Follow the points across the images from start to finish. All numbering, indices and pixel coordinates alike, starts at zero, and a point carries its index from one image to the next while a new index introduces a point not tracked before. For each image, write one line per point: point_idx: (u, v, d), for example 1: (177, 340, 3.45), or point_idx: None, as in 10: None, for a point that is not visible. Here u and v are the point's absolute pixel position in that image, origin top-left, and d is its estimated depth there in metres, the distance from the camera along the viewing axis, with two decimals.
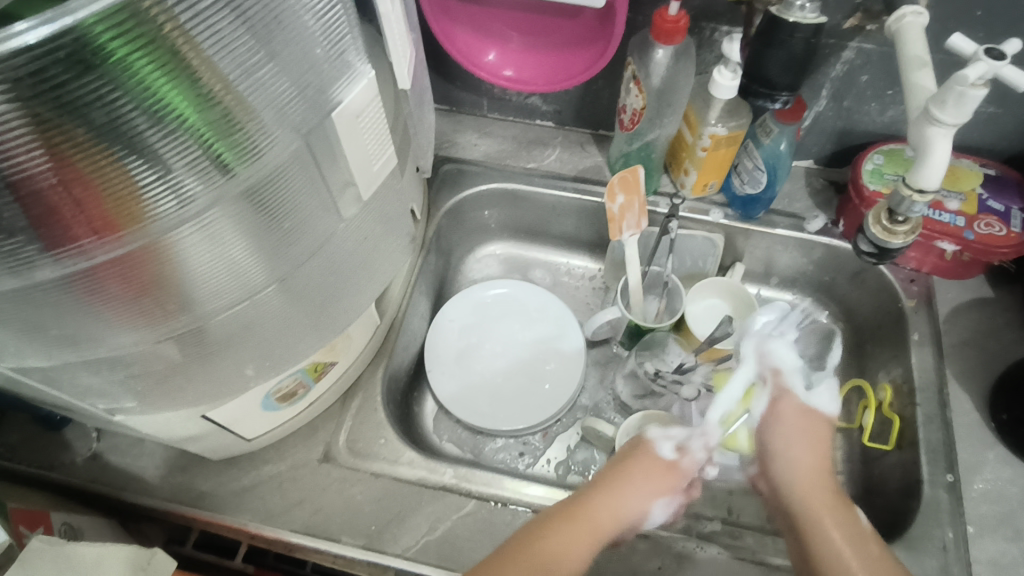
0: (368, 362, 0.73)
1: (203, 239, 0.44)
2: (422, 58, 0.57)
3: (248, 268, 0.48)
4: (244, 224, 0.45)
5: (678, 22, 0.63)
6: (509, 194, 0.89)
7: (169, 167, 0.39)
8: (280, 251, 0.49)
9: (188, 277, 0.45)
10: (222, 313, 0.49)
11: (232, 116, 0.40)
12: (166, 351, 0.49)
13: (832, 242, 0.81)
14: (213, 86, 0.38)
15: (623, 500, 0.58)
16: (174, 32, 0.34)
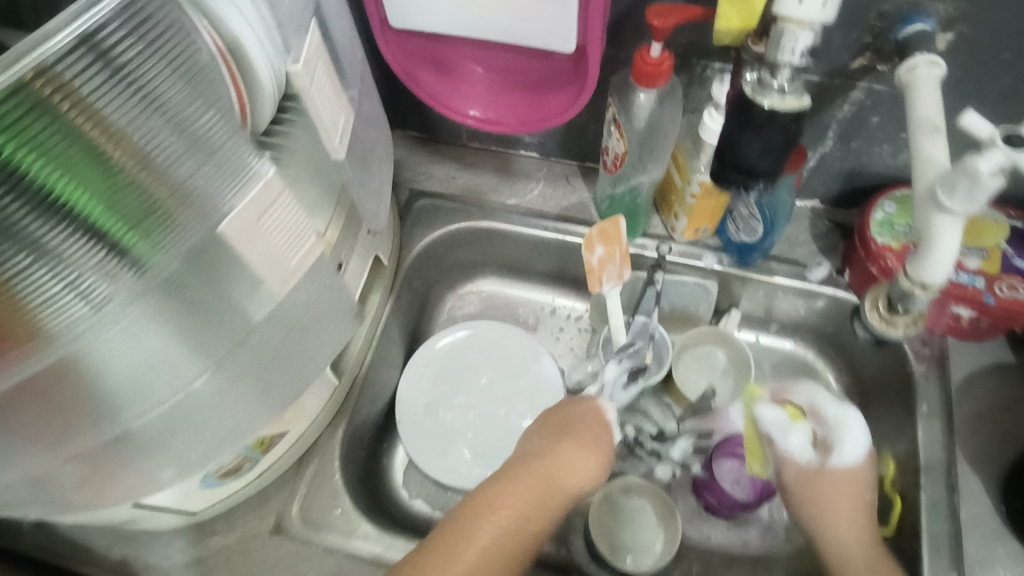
0: (327, 423, 0.69)
1: (122, 341, 0.38)
2: (365, 116, 0.51)
3: (175, 361, 0.43)
4: (168, 315, 0.40)
5: (660, 65, 0.57)
6: (489, 233, 0.83)
7: (72, 271, 0.33)
8: (209, 338, 0.44)
9: (107, 377, 0.40)
10: (149, 415, 0.45)
11: (153, 203, 0.34)
12: (84, 462, 0.45)
13: (836, 292, 0.74)
14: (124, 172, 0.32)
15: (576, 461, 0.58)
16: (74, 113, 0.29)
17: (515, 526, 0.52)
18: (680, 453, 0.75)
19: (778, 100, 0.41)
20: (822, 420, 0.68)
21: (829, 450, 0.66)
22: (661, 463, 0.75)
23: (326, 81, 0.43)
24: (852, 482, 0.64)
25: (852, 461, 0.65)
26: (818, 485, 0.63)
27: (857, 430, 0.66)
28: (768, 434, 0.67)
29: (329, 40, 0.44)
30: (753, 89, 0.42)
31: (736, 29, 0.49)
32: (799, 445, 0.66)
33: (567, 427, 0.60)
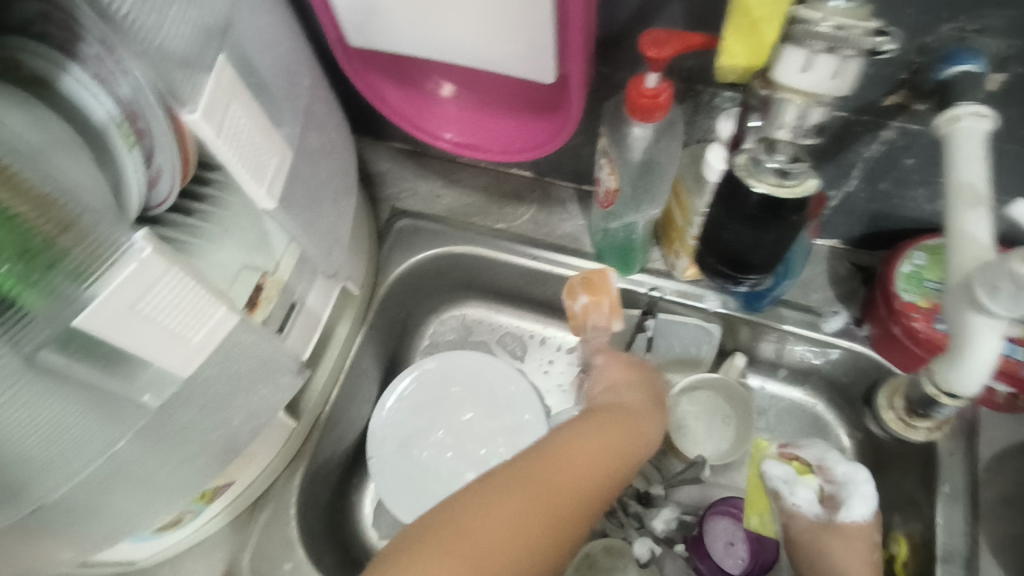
0: (285, 466, 0.64)
1: (15, 414, 0.30)
2: (309, 152, 0.45)
3: (88, 441, 0.34)
4: (70, 391, 0.32)
5: (657, 98, 0.49)
6: (475, 259, 0.77)
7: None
8: (127, 414, 0.35)
9: (3, 458, 0.31)
10: (70, 484, 0.36)
11: (41, 244, 0.28)
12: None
13: (852, 346, 0.66)
14: (2, 207, 0.27)
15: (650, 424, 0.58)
16: None
17: (584, 470, 0.51)
18: (663, 525, 0.68)
19: (774, 184, 0.39)
20: (830, 475, 0.63)
21: (837, 507, 0.62)
22: (641, 535, 0.67)
23: (248, 122, 0.37)
24: (862, 537, 0.60)
25: (860, 518, 0.61)
26: (819, 542, 0.61)
27: (868, 490, 0.61)
28: (773, 489, 0.64)
29: (254, 74, 0.38)
30: (745, 167, 0.40)
31: (742, 67, 0.42)
32: (805, 501, 0.63)
33: (636, 394, 0.61)
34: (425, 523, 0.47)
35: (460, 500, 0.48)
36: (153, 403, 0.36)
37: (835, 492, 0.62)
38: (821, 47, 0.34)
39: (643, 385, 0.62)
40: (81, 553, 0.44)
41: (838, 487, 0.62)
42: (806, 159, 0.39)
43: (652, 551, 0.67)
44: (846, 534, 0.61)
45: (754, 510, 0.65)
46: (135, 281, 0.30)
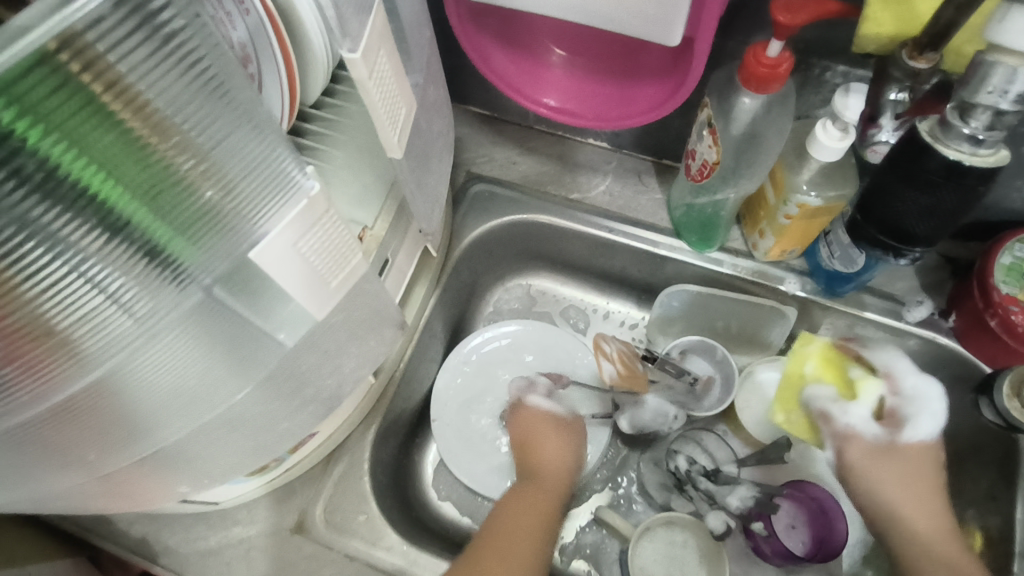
0: (359, 421, 0.65)
1: (163, 360, 0.32)
2: (427, 106, 0.44)
3: (215, 384, 0.36)
4: (211, 333, 0.33)
5: (777, 68, 0.48)
6: (547, 228, 0.76)
7: (108, 280, 0.27)
8: (251, 360, 0.36)
9: (144, 400, 0.33)
10: (189, 430, 0.37)
11: (206, 200, 0.28)
12: (111, 481, 0.39)
13: (935, 338, 0.65)
14: (171, 167, 0.27)
15: (554, 444, 0.69)
16: (113, 99, 0.24)
17: (524, 529, 0.60)
18: (738, 502, 0.66)
19: (966, 153, 0.42)
20: (897, 389, 0.60)
21: (899, 425, 0.60)
22: (715, 510, 0.66)
23: (392, 71, 0.36)
24: (922, 461, 0.59)
25: (927, 436, 0.59)
26: (878, 468, 0.59)
27: (937, 407, 0.59)
28: (822, 410, 0.61)
29: (396, 19, 0.37)
30: (933, 134, 0.43)
31: (886, 35, 0.41)
32: (860, 419, 0.60)
33: (545, 425, 0.71)
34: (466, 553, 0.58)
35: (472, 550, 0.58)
36: (288, 341, 0.37)
37: (898, 409, 0.60)
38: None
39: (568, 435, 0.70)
40: (187, 490, 0.45)
41: (903, 402, 0.60)
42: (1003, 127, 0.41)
43: (727, 525, 0.65)
44: (910, 456, 0.59)
45: (782, 406, 0.63)
46: (300, 218, 0.30)
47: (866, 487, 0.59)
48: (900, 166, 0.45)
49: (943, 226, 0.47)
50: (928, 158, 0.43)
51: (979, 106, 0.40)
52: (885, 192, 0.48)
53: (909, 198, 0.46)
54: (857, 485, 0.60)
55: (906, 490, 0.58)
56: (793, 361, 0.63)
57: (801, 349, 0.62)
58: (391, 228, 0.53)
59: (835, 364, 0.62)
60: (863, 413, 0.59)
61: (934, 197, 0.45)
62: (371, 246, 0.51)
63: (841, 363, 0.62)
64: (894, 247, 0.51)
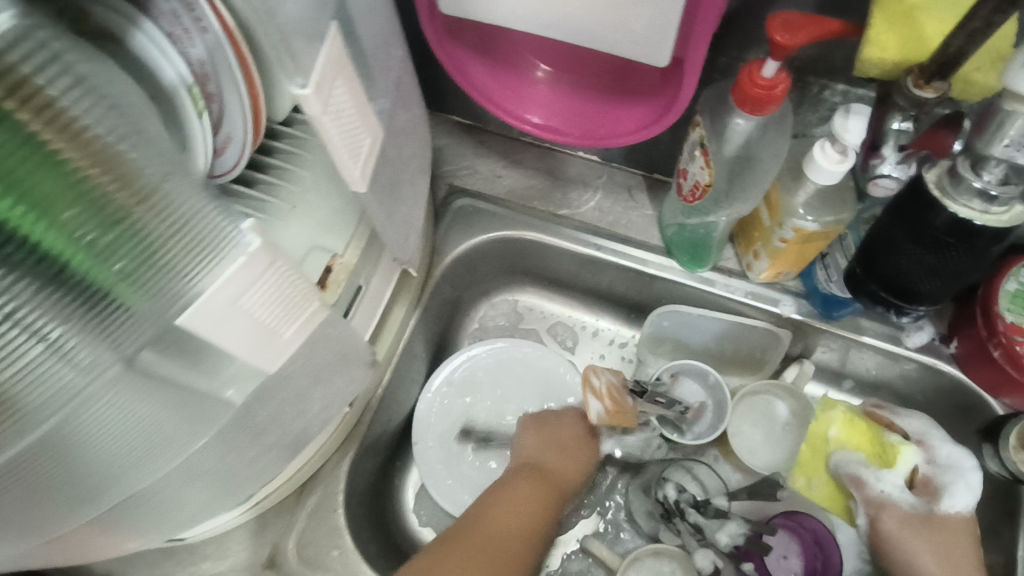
0: (334, 450, 0.62)
1: (114, 415, 0.29)
2: (397, 130, 0.41)
3: (170, 437, 0.33)
4: (163, 385, 0.30)
5: (773, 89, 0.45)
6: (534, 246, 0.73)
7: (46, 330, 0.24)
8: (207, 410, 0.33)
9: (95, 458, 0.30)
10: (143, 486, 0.34)
11: (151, 243, 0.25)
12: (54, 543, 0.36)
13: (936, 364, 0.62)
14: (110, 208, 0.24)
15: (569, 450, 0.68)
16: (46, 130, 0.22)
17: (512, 521, 0.58)
18: (728, 539, 0.62)
19: (979, 210, 0.39)
20: (931, 457, 0.60)
21: (935, 495, 0.58)
22: (703, 547, 0.62)
23: (352, 100, 0.33)
24: (961, 537, 0.56)
25: (964, 510, 0.57)
26: (912, 539, 0.57)
27: (974, 478, 0.57)
28: (849, 476, 0.60)
29: (355, 42, 0.34)
30: (941, 186, 0.41)
31: (890, 61, 0.39)
32: (894, 488, 0.59)
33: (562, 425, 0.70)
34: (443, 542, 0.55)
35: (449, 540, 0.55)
36: (236, 399, 0.34)
37: (931, 477, 0.59)
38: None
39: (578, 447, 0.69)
40: (140, 541, 0.42)
41: (936, 470, 0.59)
42: (1018, 183, 0.38)
43: (716, 564, 0.61)
44: (947, 527, 0.57)
45: (803, 471, 0.63)
46: (241, 275, 0.27)
47: (894, 559, 0.57)
48: (906, 219, 0.43)
49: (950, 285, 0.46)
50: (932, 214, 0.41)
51: (991, 158, 0.38)
52: (887, 243, 0.45)
53: (908, 254, 0.44)
54: (886, 558, 0.58)
55: (939, 564, 0.56)
56: (817, 425, 0.64)
57: (823, 413, 0.63)
58: (362, 255, 0.50)
59: (863, 431, 0.62)
60: (895, 480, 0.58)
61: (941, 257, 0.43)
62: (340, 275, 0.48)
63: (868, 427, 0.62)
64: (898, 306, 0.49)
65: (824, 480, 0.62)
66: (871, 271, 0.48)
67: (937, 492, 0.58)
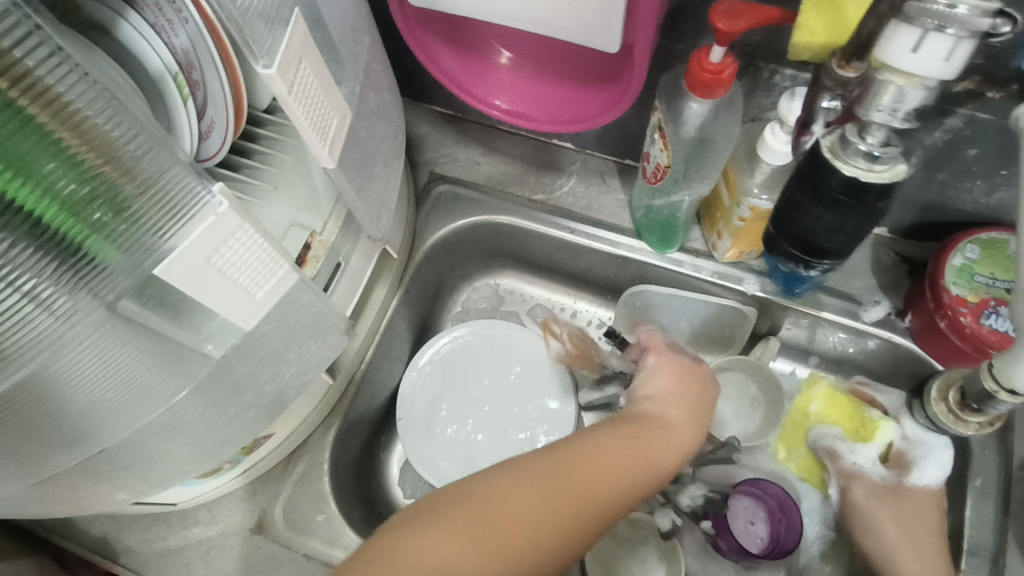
0: (319, 422, 0.65)
1: (91, 360, 0.32)
2: (366, 112, 0.45)
3: (146, 385, 0.36)
4: (139, 335, 0.33)
5: (720, 74, 0.48)
6: (512, 229, 0.76)
7: (26, 282, 0.27)
8: (183, 361, 0.36)
9: (76, 401, 0.33)
10: (123, 433, 0.38)
11: (120, 199, 0.28)
12: (47, 488, 0.40)
13: (892, 337, 0.66)
14: (85, 170, 0.27)
15: (679, 441, 0.53)
16: (27, 101, 0.24)
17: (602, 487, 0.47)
18: (690, 501, 0.65)
19: (863, 168, 0.42)
20: (906, 432, 0.65)
21: (906, 468, 0.64)
22: (664, 509, 0.65)
23: (316, 82, 0.36)
24: (928, 506, 0.61)
25: (932, 484, 0.62)
26: (878, 507, 0.63)
27: (944, 454, 0.62)
28: (827, 449, 0.68)
29: (321, 29, 0.37)
30: (833, 150, 0.43)
31: (818, 44, 0.42)
32: (867, 461, 0.66)
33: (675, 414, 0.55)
34: (454, 491, 0.46)
35: (495, 479, 0.46)
36: (215, 352, 0.37)
37: (904, 451, 0.64)
38: (932, 27, 0.33)
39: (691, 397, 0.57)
40: (130, 494, 0.46)
41: (909, 445, 0.64)
42: (897, 144, 0.41)
43: (675, 523, 0.65)
44: (909, 497, 0.62)
45: (786, 442, 0.71)
46: (212, 233, 0.30)
47: (857, 525, 0.64)
48: (807, 181, 0.46)
49: (852, 241, 0.50)
50: (826, 172, 0.44)
51: (873, 123, 0.40)
52: (794, 203, 0.49)
53: (816, 215, 0.47)
54: (851, 526, 0.64)
55: (902, 531, 0.61)
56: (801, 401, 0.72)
57: (807, 389, 0.72)
58: (341, 233, 0.54)
59: (843, 406, 0.69)
60: (868, 453, 0.65)
61: (839, 216, 0.46)
62: (336, 220, 0.53)
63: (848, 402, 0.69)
64: (805, 259, 0.53)
65: (804, 452, 0.70)
66: (784, 230, 0.52)
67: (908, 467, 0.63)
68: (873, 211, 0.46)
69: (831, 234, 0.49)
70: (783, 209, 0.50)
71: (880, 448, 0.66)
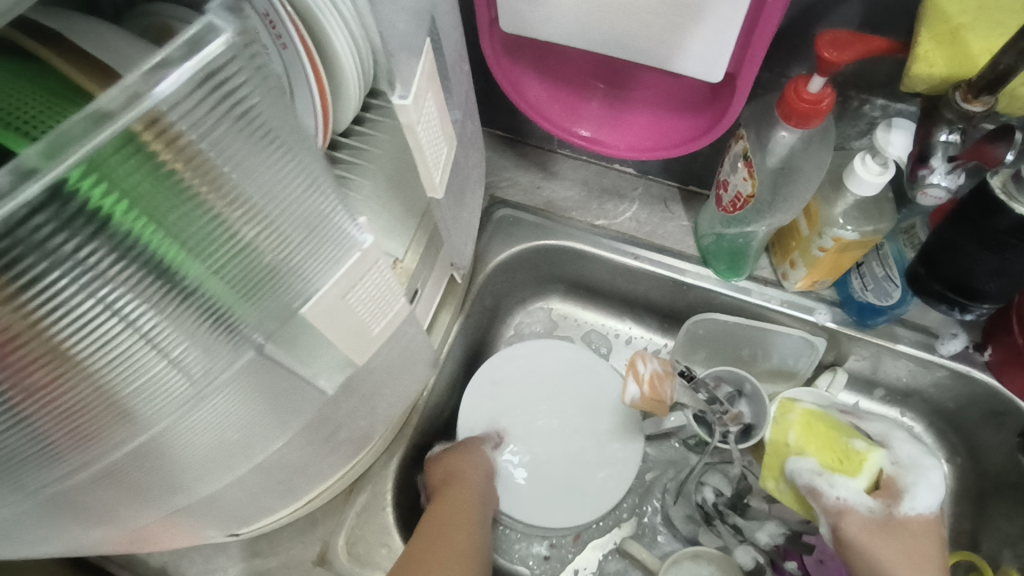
0: (382, 450, 0.64)
1: (210, 413, 0.33)
2: (467, 143, 0.44)
3: (255, 433, 0.37)
4: (258, 387, 0.34)
5: (819, 103, 0.47)
6: (573, 255, 0.75)
7: (171, 344, 0.28)
8: (293, 406, 0.37)
9: (191, 451, 0.34)
10: (223, 476, 0.38)
11: (264, 266, 0.28)
12: (138, 526, 0.40)
13: (970, 371, 0.64)
14: (236, 236, 0.27)
15: (475, 471, 0.65)
16: (189, 174, 0.24)
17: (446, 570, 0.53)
18: (768, 538, 0.66)
19: None
20: (895, 457, 0.58)
21: (897, 497, 0.56)
22: (743, 544, 0.66)
23: (435, 112, 0.36)
24: (922, 538, 0.54)
25: (927, 511, 0.55)
26: (877, 546, 0.54)
27: (934, 477, 0.56)
28: (807, 485, 0.57)
29: (441, 57, 0.37)
30: (1007, 191, 0.43)
31: (938, 76, 0.42)
32: (850, 493, 0.56)
33: (461, 461, 0.65)
34: None
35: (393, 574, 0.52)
36: (328, 388, 0.38)
37: (896, 478, 0.57)
38: None
39: (467, 461, 0.65)
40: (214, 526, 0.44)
41: (901, 471, 0.57)
42: None
43: (756, 560, 0.65)
44: (908, 532, 0.54)
45: (769, 474, 0.62)
46: (355, 268, 0.32)
47: (854, 559, 0.54)
48: (969, 223, 0.46)
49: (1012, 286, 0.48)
50: (993, 215, 0.44)
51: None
52: (949, 243, 0.48)
53: (979, 258, 0.47)
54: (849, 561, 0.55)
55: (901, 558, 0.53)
56: (777, 431, 0.62)
57: (781, 417, 0.62)
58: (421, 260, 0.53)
59: (821, 434, 0.59)
60: (851, 485, 0.56)
61: (1002, 259, 0.45)
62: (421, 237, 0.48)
63: (803, 424, 0.60)
64: (962, 303, 0.51)
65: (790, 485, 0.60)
66: (934, 272, 0.51)
67: (890, 496, 0.56)
68: None
69: (990, 281, 0.48)
70: (933, 249, 0.50)
71: (871, 476, 0.57)
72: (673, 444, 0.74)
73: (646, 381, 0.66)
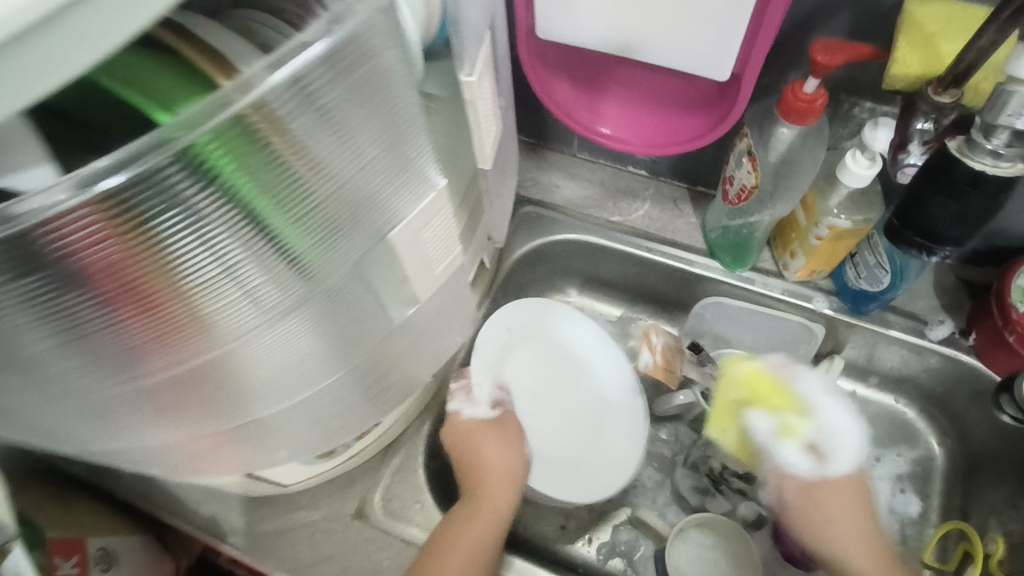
0: (413, 418, 0.70)
1: (275, 340, 0.39)
2: (509, 129, 0.51)
3: (310, 365, 0.43)
4: (317, 322, 0.40)
5: (813, 102, 0.54)
6: (590, 248, 0.82)
7: (254, 277, 0.35)
8: (346, 343, 0.44)
9: (255, 375, 0.41)
10: (278, 403, 0.45)
11: (332, 216, 0.35)
12: (208, 440, 0.46)
13: (956, 355, 0.70)
14: (314, 192, 0.34)
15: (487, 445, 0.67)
16: (280, 142, 0.31)
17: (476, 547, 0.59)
18: None
19: (989, 164, 0.47)
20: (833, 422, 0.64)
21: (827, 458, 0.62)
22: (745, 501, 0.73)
23: (489, 94, 0.43)
24: (852, 498, 0.61)
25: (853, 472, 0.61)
26: (813, 501, 0.60)
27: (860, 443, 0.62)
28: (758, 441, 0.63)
29: (495, 51, 0.44)
30: (960, 149, 0.48)
31: (913, 75, 0.49)
32: (790, 454, 0.62)
33: (472, 437, 0.67)
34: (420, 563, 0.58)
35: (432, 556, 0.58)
36: (396, 318, 0.46)
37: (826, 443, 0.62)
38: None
39: (478, 434, 0.67)
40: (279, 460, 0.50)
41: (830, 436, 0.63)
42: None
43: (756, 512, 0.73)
44: (833, 492, 0.60)
45: (717, 423, 0.66)
46: (431, 205, 0.39)
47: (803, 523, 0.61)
48: (932, 176, 0.50)
49: (970, 228, 0.52)
50: (951, 170, 0.48)
51: (998, 127, 0.44)
52: (917, 196, 0.52)
53: (941, 205, 0.51)
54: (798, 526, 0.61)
55: (842, 522, 0.60)
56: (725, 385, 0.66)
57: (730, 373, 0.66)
58: None
59: (764, 392, 0.64)
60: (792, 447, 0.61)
61: (962, 204, 0.50)
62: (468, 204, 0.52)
63: (753, 383, 0.64)
64: (926, 247, 0.55)
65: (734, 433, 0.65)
66: (906, 221, 0.55)
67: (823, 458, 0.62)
68: (996, 195, 0.49)
69: (952, 225, 0.52)
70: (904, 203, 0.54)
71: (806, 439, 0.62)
72: (682, 425, 0.79)
73: (659, 352, 0.74)
